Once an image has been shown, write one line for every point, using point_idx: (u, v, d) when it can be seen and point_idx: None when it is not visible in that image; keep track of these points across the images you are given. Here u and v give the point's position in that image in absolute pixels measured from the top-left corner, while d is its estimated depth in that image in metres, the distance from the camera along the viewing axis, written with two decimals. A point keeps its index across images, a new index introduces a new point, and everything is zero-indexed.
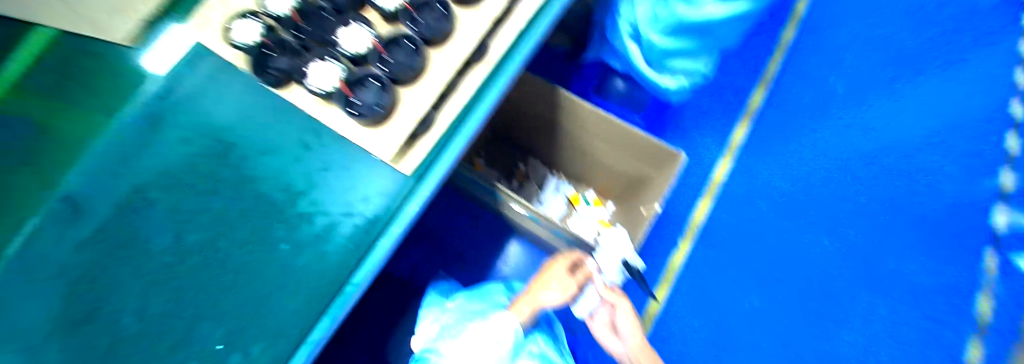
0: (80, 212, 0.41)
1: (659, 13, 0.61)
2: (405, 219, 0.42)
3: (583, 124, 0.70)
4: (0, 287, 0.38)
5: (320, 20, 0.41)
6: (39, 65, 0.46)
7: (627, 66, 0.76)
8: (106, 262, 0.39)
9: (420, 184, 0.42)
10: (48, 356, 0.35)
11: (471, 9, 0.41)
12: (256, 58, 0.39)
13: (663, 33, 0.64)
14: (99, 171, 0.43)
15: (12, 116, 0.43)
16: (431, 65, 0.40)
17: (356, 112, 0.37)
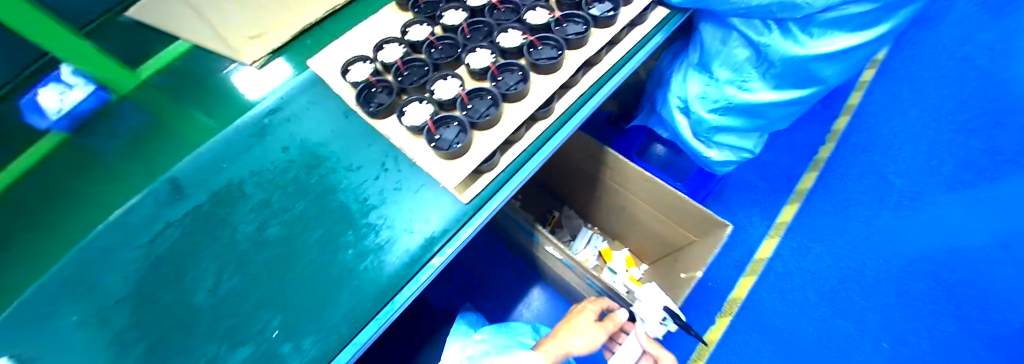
0: (180, 194, 0.51)
1: (709, 91, 0.66)
2: (457, 243, 0.45)
3: (627, 182, 0.73)
4: (126, 249, 0.48)
5: (420, 71, 0.51)
6: (168, 67, 0.59)
7: (674, 135, 0.80)
8: (196, 236, 0.48)
9: (475, 214, 0.46)
10: (146, 305, 0.45)
11: (545, 74, 0.48)
12: (365, 94, 0.49)
13: (712, 110, 0.68)
14: (206, 163, 0.52)
15: (138, 104, 0.57)
16: (503, 115, 0.46)
17: (438, 146, 0.44)
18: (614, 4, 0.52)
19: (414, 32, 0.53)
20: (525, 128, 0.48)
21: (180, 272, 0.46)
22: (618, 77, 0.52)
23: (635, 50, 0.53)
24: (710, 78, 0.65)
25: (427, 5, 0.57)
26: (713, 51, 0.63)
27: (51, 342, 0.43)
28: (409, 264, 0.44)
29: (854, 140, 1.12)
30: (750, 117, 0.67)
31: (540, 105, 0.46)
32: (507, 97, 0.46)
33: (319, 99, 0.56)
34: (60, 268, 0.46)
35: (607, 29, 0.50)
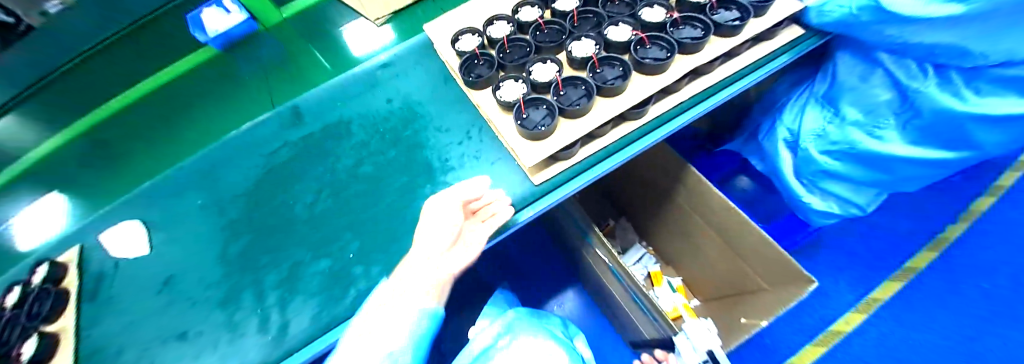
0: (300, 121, 0.59)
1: (830, 131, 0.57)
2: (520, 220, 0.46)
3: (706, 210, 0.67)
4: (253, 158, 0.57)
5: (521, 51, 0.52)
6: (307, 12, 0.75)
7: (770, 169, 0.72)
8: (303, 159, 0.56)
9: (542, 197, 0.46)
10: (258, 205, 0.53)
11: (648, 75, 0.46)
12: (467, 63, 0.52)
13: (828, 153, 0.58)
14: (323, 98, 0.60)
15: (281, 38, 0.73)
16: (595, 107, 0.45)
17: (524, 126, 0.45)
18: (742, 14, 0.48)
19: (524, 13, 0.55)
20: (612, 125, 0.47)
21: (286, 185, 0.54)
22: (735, 87, 0.48)
23: (755, 67, 0.49)
24: (834, 115, 0.57)
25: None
26: (846, 86, 0.54)
27: (188, 216, 0.55)
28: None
29: (1001, 224, 0.91)
30: (873, 170, 0.57)
31: (635, 104, 0.45)
32: (602, 91, 0.45)
33: (426, 61, 0.61)
34: (201, 158, 0.58)
35: (728, 39, 0.47)
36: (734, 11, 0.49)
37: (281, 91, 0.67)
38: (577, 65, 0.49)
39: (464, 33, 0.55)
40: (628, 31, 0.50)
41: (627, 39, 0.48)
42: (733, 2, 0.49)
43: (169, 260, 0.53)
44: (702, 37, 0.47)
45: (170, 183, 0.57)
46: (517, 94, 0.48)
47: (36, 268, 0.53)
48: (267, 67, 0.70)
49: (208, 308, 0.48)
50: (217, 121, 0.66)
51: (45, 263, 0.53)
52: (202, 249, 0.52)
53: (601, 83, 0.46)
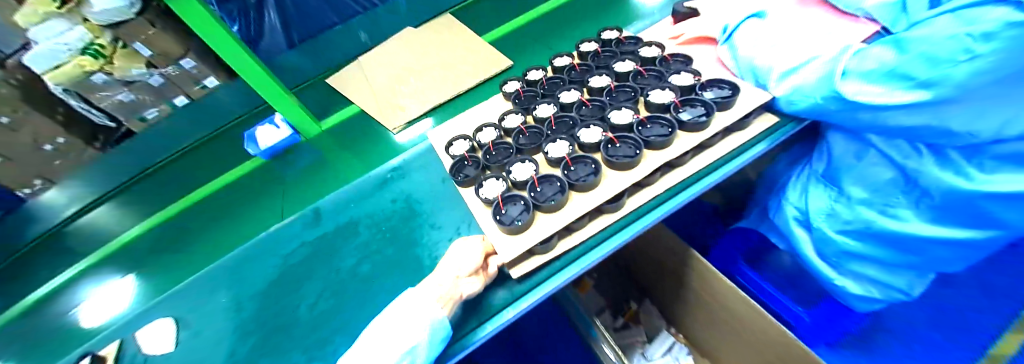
0: (318, 221, 0.67)
1: (838, 209, 0.55)
2: (498, 322, 0.45)
3: (727, 303, 0.62)
4: (275, 259, 0.64)
5: (505, 152, 0.58)
6: (342, 123, 0.88)
7: (792, 249, 0.68)
8: (316, 258, 0.61)
9: (522, 298, 0.46)
10: (273, 304, 0.57)
11: (621, 170, 0.50)
12: (456, 165, 0.57)
13: (842, 231, 0.56)
14: (341, 200, 0.68)
15: (317, 145, 0.86)
16: (570, 201, 0.48)
17: (502, 221, 0.47)
18: (707, 109, 0.53)
19: (509, 119, 0.63)
20: (588, 219, 0.48)
21: (296, 285, 0.58)
22: (703, 183, 0.50)
23: (723, 161, 0.51)
24: (838, 194, 0.55)
25: (525, 97, 0.68)
26: (844, 165, 0.53)
27: (213, 314, 0.61)
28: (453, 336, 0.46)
29: None
30: (901, 250, 0.52)
31: (607, 199, 0.47)
32: (575, 187, 0.48)
33: (428, 162, 0.69)
34: (236, 258, 0.67)
35: (698, 134, 0.51)
36: (699, 105, 0.54)
37: (309, 190, 0.77)
38: (553, 164, 0.54)
39: (457, 139, 0.62)
40: (598, 132, 0.55)
41: (599, 138, 0.54)
42: (698, 98, 0.55)
43: (187, 356, 0.57)
44: (669, 133, 0.52)
45: (208, 282, 0.66)
46: (495, 192, 0.52)
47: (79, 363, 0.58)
48: (302, 169, 0.82)
49: None
50: (248, 221, 0.74)
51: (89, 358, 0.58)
52: (216, 347, 0.56)
53: (573, 181, 0.49)
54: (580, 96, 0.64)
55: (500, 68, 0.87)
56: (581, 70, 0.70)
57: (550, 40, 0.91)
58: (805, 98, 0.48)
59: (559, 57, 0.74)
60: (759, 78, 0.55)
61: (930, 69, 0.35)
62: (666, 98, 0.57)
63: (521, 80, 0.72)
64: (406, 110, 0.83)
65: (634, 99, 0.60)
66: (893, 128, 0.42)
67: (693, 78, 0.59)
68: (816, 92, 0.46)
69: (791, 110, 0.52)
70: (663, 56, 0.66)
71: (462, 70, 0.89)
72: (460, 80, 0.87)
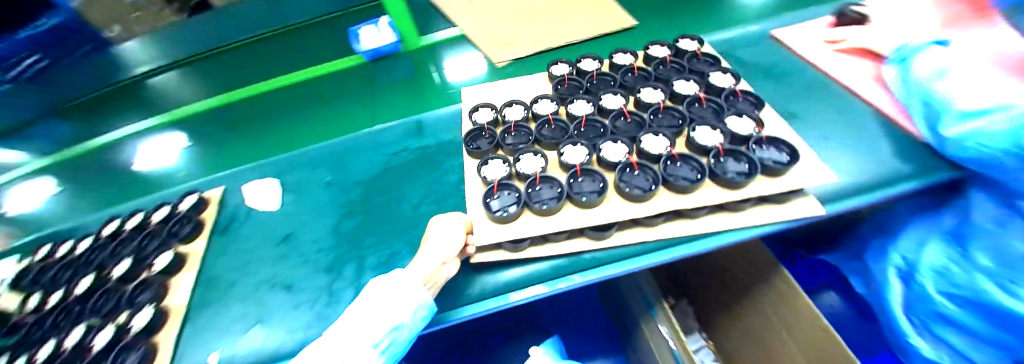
0: (420, 131, 0.69)
1: (953, 269, 0.53)
2: (595, 275, 0.48)
3: (797, 321, 0.61)
4: (376, 156, 0.67)
5: (524, 138, 0.62)
6: (443, 44, 0.92)
7: (874, 295, 0.67)
8: (419, 165, 0.64)
9: (642, 254, 0.49)
10: (375, 197, 0.61)
11: (682, 193, 0.50)
12: (473, 133, 0.63)
13: (946, 291, 0.54)
14: (442, 119, 0.70)
15: (418, 59, 0.91)
16: (562, 212, 0.51)
17: (492, 206, 0.52)
18: (740, 169, 0.52)
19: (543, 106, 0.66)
20: (566, 236, 0.51)
21: (396, 185, 0.62)
22: (819, 210, 0.49)
23: (858, 192, 0.49)
24: (961, 255, 0.53)
25: (568, 87, 0.70)
26: (979, 229, 0.50)
27: (314, 188, 0.67)
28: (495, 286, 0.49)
29: None
30: (1011, 331, 0.50)
31: (595, 226, 0.49)
32: (573, 200, 0.51)
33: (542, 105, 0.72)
34: (337, 144, 0.73)
35: (724, 189, 0.50)
36: (742, 160, 0.53)
37: (409, 99, 0.83)
38: (608, 167, 0.55)
39: (485, 109, 0.67)
40: (663, 144, 0.56)
41: (619, 160, 0.55)
42: (741, 152, 0.54)
43: (290, 219, 0.64)
44: (694, 180, 0.51)
45: (311, 160, 0.72)
46: (497, 176, 0.55)
47: (185, 197, 0.70)
48: (402, 79, 0.88)
49: (314, 269, 0.55)
50: (351, 115, 0.84)
51: (195, 195, 0.70)
52: (319, 219, 0.62)
53: (573, 194, 0.51)
54: (623, 105, 0.64)
55: (622, 27, 0.84)
56: (638, 76, 0.70)
57: (687, 7, 0.86)
58: (978, 146, 0.44)
59: (623, 52, 0.74)
60: (934, 111, 0.50)
61: None
62: (713, 141, 0.56)
63: (570, 65, 0.74)
64: (510, 47, 0.85)
65: (674, 129, 0.59)
66: None
67: (753, 129, 0.57)
68: (994, 143, 0.42)
69: (957, 155, 0.48)
70: (732, 90, 0.63)
71: (577, 23, 0.87)
72: (578, 29, 0.85)
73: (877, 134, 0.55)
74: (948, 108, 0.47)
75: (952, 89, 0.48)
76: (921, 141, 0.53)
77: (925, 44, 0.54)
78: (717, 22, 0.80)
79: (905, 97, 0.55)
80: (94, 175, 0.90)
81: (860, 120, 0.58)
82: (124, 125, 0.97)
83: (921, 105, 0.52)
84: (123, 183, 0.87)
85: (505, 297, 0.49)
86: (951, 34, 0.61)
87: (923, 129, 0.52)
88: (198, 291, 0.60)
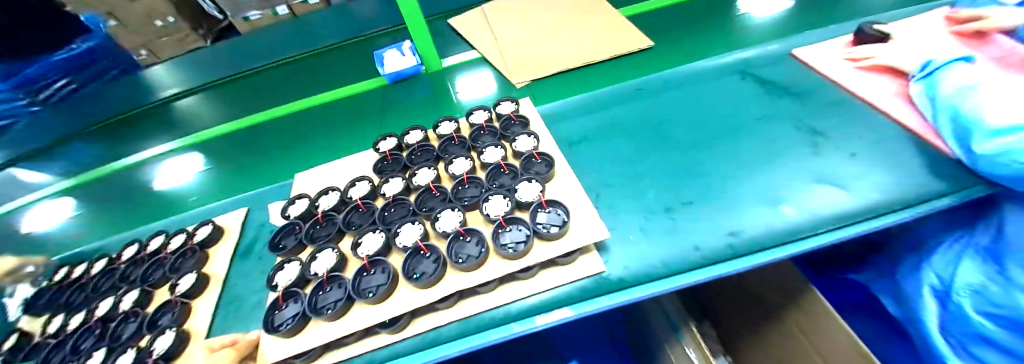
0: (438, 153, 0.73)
1: (993, 289, 0.52)
2: (622, 297, 0.47)
3: (822, 340, 0.61)
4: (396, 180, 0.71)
5: (330, 228, 0.60)
6: (461, 65, 0.96)
7: (908, 316, 0.65)
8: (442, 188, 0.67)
9: (674, 275, 0.47)
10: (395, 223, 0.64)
11: (509, 259, 0.49)
12: (276, 236, 0.60)
13: (989, 313, 0.53)
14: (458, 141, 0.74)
15: (439, 78, 0.95)
16: (351, 313, 0.49)
17: (270, 323, 0.50)
18: (523, 239, 0.51)
19: (354, 190, 0.63)
20: (357, 338, 0.48)
21: None
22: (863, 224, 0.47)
23: (898, 205, 0.47)
24: (998, 272, 0.52)
25: (391, 161, 0.68)
26: (1016, 247, 0.49)
27: None
28: (520, 308, 0.48)
29: None
30: None
31: (439, 299, 0.48)
32: (356, 301, 0.49)
33: (561, 126, 0.74)
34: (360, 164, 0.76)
35: (506, 262, 0.49)
36: (524, 227, 0.53)
37: (432, 114, 0.87)
38: (488, 222, 0.55)
39: (297, 202, 0.65)
40: (502, 206, 0.55)
41: (406, 244, 0.53)
42: (522, 220, 0.53)
43: None
44: (477, 257, 0.50)
45: None
46: (287, 282, 0.53)
47: (201, 226, 0.72)
48: (425, 95, 0.92)
49: None
50: (374, 130, 0.87)
51: (210, 226, 0.71)
52: None
53: (357, 292, 0.49)
54: (432, 179, 0.61)
55: (640, 47, 0.85)
56: (456, 143, 0.68)
57: (701, 24, 0.88)
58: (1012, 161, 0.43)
59: (446, 121, 0.73)
60: (964, 128, 0.49)
61: None
62: (496, 211, 0.54)
63: (399, 139, 0.72)
64: (530, 66, 0.88)
65: (478, 198, 0.57)
66: None
67: (538, 193, 0.56)
68: None
69: (990, 170, 0.46)
70: (533, 152, 0.64)
71: (592, 40, 0.90)
72: (597, 48, 0.88)
73: (902, 149, 0.54)
74: (977, 121, 0.47)
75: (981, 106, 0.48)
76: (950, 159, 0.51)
77: (949, 62, 0.55)
78: (733, 39, 0.82)
79: (931, 118, 0.55)
80: (119, 196, 0.93)
81: (886, 138, 0.56)
82: (149, 145, 1.02)
83: (949, 122, 0.51)
84: (148, 204, 0.89)
85: (531, 321, 0.47)
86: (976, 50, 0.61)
87: (953, 145, 0.51)
88: (218, 314, 0.60)
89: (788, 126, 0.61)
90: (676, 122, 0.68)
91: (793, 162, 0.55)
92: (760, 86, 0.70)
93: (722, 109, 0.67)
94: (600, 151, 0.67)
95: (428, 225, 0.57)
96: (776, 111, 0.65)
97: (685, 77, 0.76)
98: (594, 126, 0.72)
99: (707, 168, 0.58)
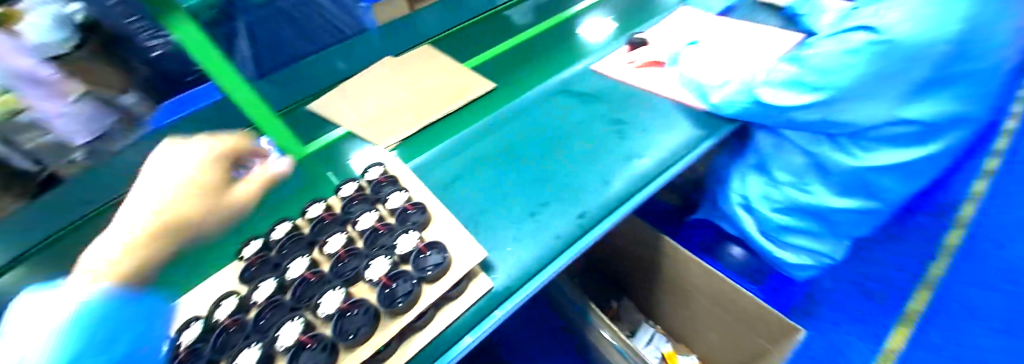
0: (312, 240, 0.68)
1: (772, 193, 0.72)
2: (513, 303, 0.52)
3: (688, 277, 0.80)
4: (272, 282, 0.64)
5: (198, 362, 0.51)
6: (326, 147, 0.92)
7: (741, 233, 0.84)
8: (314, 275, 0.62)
9: (546, 266, 0.55)
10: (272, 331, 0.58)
11: (393, 313, 0.51)
12: None
13: (775, 210, 0.73)
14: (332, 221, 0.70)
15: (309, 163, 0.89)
16: None
17: None
18: (409, 291, 0.52)
19: (222, 307, 0.57)
20: None
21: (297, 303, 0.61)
22: (662, 178, 0.63)
23: (678, 157, 0.65)
24: (769, 180, 0.72)
25: (260, 263, 0.64)
26: (768, 157, 0.71)
27: None
28: (428, 353, 0.50)
29: (968, 275, 1.04)
30: (821, 220, 0.70)
31: None
32: None
33: (432, 174, 0.78)
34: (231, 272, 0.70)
35: (396, 317, 0.51)
36: (408, 278, 0.54)
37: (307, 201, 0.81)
38: (371, 287, 0.56)
39: None
40: (383, 266, 0.56)
41: (291, 341, 0.50)
42: (405, 272, 0.55)
43: None
44: (367, 325, 0.50)
45: None
46: None
47: None
48: (297, 186, 0.85)
49: None
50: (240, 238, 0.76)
51: None
52: None
53: None
54: (307, 266, 0.60)
55: (485, 89, 0.96)
56: (329, 222, 0.68)
57: (527, 57, 1.05)
58: (734, 103, 0.65)
59: (315, 203, 0.72)
60: (702, 90, 0.70)
61: (822, 77, 0.55)
62: (378, 273, 0.55)
63: (265, 237, 0.67)
64: (395, 130, 0.88)
65: (359, 268, 0.58)
66: (805, 123, 0.61)
67: (416, 241, 0.59)
68: (743, 100, 0.63)
69: (729, 113, 0.67)
70: (406, 205, 0.66)
71: (444, 92, 0.97)
72: (453, 98, 0.94)
73: (679, 114, 0.73)
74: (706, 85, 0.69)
75: (702, 75, 0.70)
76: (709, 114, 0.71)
77: None
78: (553, 64, 1.00)
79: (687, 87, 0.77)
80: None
81: (670, 109, 0.74)
82: None
83: (695, 88, 0.72)
84: None
85: (440, 363, 0.49)
86: (700, 36, 0.87)
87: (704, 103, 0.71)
88: None
89: (606, 120, 0.76)
90: (526, 140, 0.78)
91: (611, 146, 0.70)
92: (582, 95, 0.86)
93: (556, 120, 0.81)
94: (469, 185, 0.72)
95: (312, 315, 0.55)
96: (597, 110, 0.80)
97: (527, 102, 0.89)
98: (462, 163, 0.78)
99: (557, 169, 0.68)
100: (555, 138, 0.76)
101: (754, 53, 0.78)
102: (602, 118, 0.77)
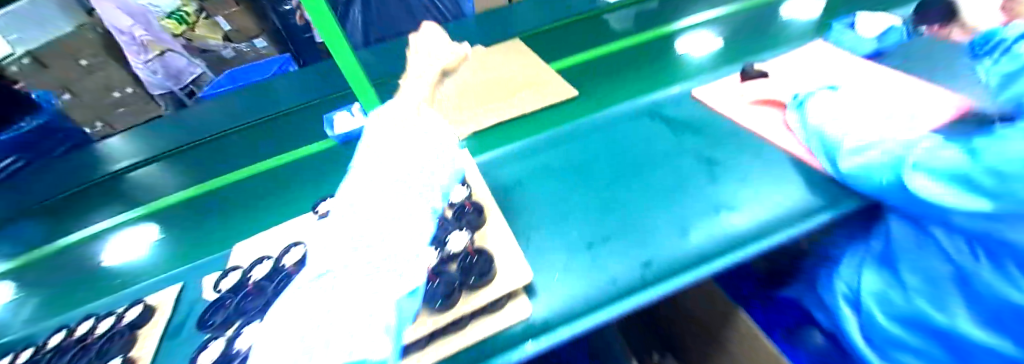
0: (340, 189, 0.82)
1: (893, 296, 0.59)
2: (545, 342, 0.47)
3: None
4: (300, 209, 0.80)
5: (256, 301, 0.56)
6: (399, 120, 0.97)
7: (835, 328, 0.70)
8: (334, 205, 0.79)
9: (593, 312, 0.48)
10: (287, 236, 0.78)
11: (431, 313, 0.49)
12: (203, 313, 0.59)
13: (889, 318, 0.59)
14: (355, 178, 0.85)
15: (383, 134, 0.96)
16: None
17: None
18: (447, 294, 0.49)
19: (290, 255, 0.64)
20: None
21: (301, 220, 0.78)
22: (758, 243, 0.51)
23: (784, 224, 0.53)
24: (893, 280, 0.59)
25: None
26: (900, 252, 0.57)
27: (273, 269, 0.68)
28: (457, 358, 0.48)
29: None
30: (955, 353, 0.53)
31: None
32: None
33: (502, 171, 0.77)
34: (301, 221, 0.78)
35: (431, 317, 0.49)
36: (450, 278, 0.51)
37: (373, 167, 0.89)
38: None
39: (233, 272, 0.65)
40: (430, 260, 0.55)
41: None
42: (448, 272, 0.52)
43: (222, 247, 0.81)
44: None
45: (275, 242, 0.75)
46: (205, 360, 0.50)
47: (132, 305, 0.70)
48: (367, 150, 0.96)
49: None
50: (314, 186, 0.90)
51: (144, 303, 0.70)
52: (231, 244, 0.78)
53: None
54: None
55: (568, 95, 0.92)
56: None
57: (621, 72, 1.00)
58: (866, 177, 0.53)
59: None
60: (829, 148, 0.61)
61: (999, 181, 0.41)
62: None
63: None
64: (472, 118, 0.90)
65: None
66: (971, 232, 0.48)
67: (465, 243, 0.56)
68: (881, 176, 0.51)
69: (855, 184, 0.56)
70: (466, 202, 0.64)
71: (525, 90, 0.96)
72: (535, 96, 0.94)
73: (790, 168, 0.63)
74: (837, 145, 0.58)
75: (838, 130, 0.60)
76: (826, 174, 0.61)
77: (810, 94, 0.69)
78: (647, 82, 0.93)
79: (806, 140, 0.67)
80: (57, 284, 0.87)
81: (780, 161, 0.65)
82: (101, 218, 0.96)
83: (819, 144, 0.63)
84: (91, 278, 0.85)
85: None
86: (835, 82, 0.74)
87: (824, 164, 0.61)
88: None
89: (697, 155, 0.69)
90: (603, 159, 0.74)
91: (697, 191, 0.62)
92: (674, 123, 0.79)
93: (638, 145, 0.75)
94: (534, 193, 0.70)
95: None
96: (687, 143, 0.72)
97: (611, 118, 0.84)
98: (534, 169, 0.76)
99: (629, 200, 0.64)
100: (634, 164, 0.71)
101: (901, 112, 0.65)
102: (693, 152, 0.70)
